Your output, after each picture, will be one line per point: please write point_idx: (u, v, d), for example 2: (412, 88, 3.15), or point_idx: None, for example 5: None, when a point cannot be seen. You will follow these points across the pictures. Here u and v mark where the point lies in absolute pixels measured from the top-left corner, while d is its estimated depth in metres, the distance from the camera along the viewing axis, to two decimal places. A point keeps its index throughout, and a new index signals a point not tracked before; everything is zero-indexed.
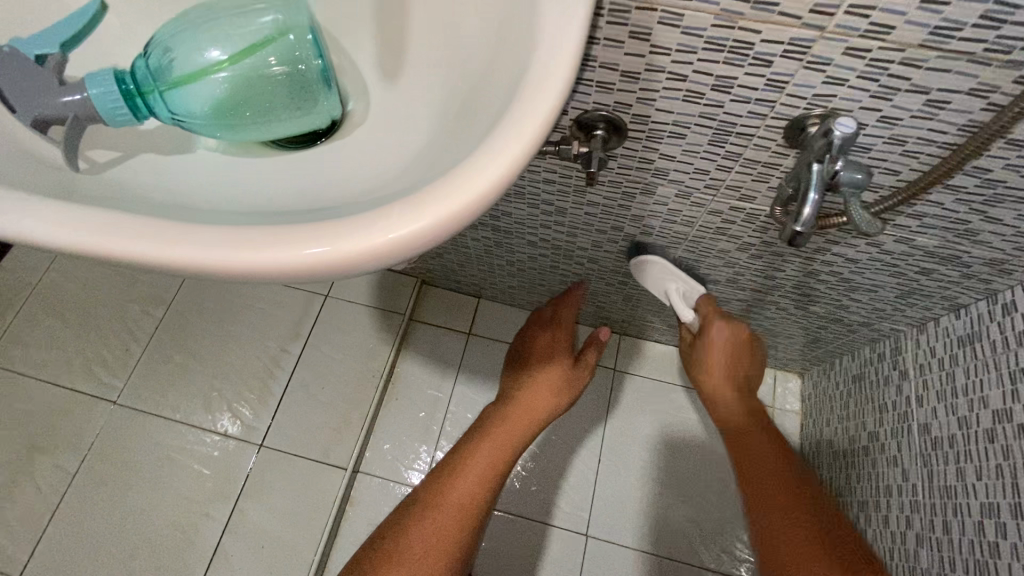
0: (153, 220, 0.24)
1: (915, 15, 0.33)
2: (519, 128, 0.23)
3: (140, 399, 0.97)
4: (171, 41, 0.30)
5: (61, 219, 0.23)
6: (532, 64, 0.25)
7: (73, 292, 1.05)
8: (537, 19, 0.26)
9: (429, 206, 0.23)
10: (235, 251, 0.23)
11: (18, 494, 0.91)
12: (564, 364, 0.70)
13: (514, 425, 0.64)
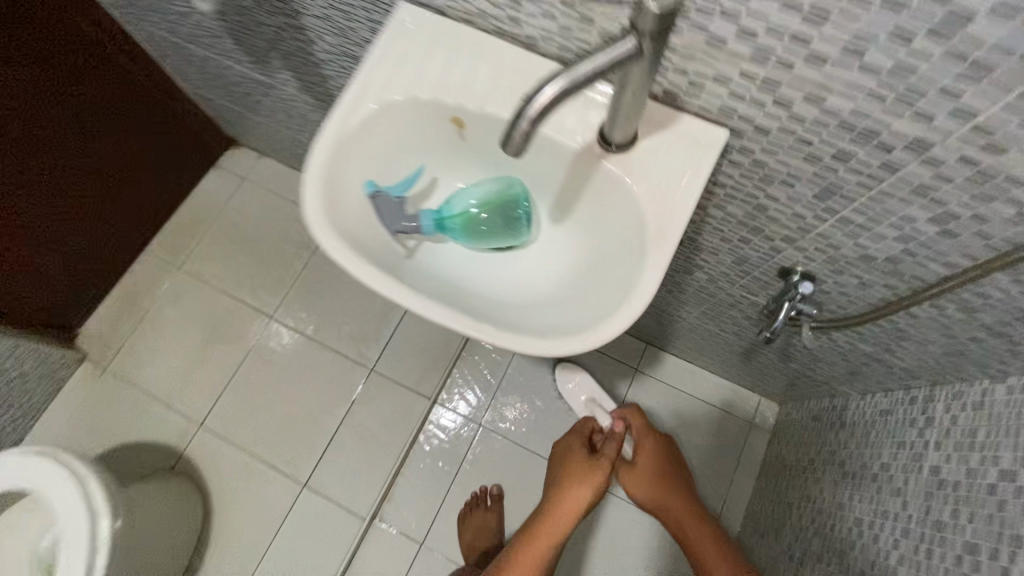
0: (459, 313, 0.52)
1: (851, 247, 0.59)
2: (632, 306, 0.50)
3: (290, 317, 1.35)
4: (457, 199, 0.60)
5: (418, 303, 0.52)
6: (643, 271, 0.51)
7: (247, 228, 1.43)
8: (648, 242, 0.51)
9: (586, 340, 0.50)
10: (496, 339, 0.51)
11: (202, 365, 1.31)
12: (579, 463, 1.12)
13: (557, 523, 1.04)
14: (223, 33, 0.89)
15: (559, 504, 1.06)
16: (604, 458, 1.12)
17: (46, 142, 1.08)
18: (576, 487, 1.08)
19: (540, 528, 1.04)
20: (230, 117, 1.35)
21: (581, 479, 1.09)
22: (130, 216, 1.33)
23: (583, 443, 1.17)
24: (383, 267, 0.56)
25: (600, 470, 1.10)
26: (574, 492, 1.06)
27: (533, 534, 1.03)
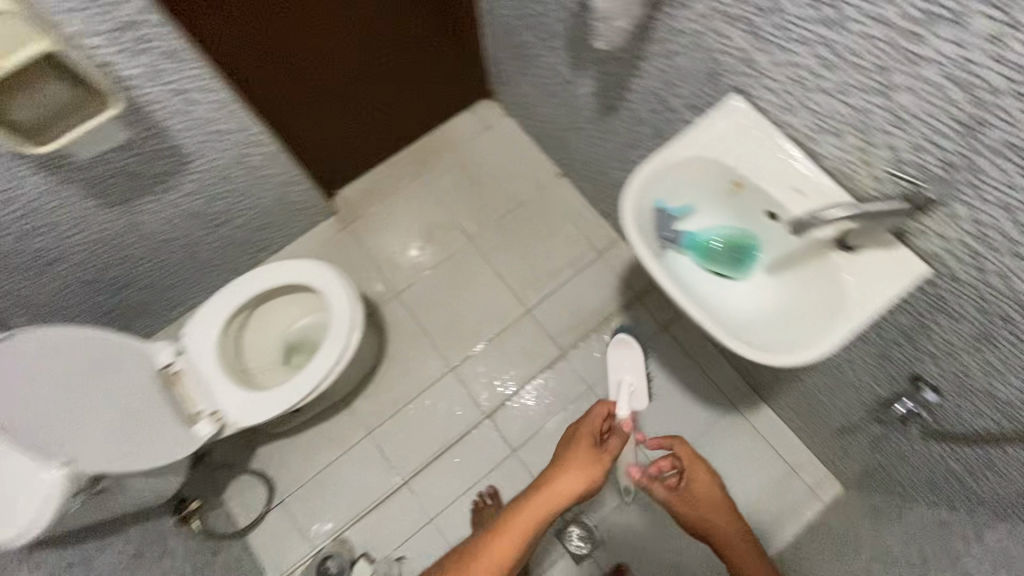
0: (692, 302, 0.78)
1: (980, 383, 0.79)
2: (814, 350, 0.72)
3: (483, 245, 1.70)
4: (708, 231, 0.87)
5: (668, 284, 0.78)
6: (831, 332, 0.73)
7: (476, 164, 1.78)
8: (842, 316, 0.73)
9: (774, 356, 0.73)
10: (713, 327, 0.75)
11: (410, 253, 1.70)
12: (583, 451, 1.09)
13: (543, 505, 1.04)
14: (562, 38, 1.19)
15: (557, 484, 1.06)
16: (608, 455, 1.09)
17: (392, 55, 1.48)
18: (572, 476, 1.06)
19: (541, 499, 1.05)
20: (503, 78, 1.68)
21: (583, 467, 1.07)
22: (400, 126, 1.71)
23: (591, 432, 1.13)
24: (653, 252, 0.82)
25: (603, 461, 1.07)
26: (579, 475, 1.06)
27: (525, 507, 1.05)
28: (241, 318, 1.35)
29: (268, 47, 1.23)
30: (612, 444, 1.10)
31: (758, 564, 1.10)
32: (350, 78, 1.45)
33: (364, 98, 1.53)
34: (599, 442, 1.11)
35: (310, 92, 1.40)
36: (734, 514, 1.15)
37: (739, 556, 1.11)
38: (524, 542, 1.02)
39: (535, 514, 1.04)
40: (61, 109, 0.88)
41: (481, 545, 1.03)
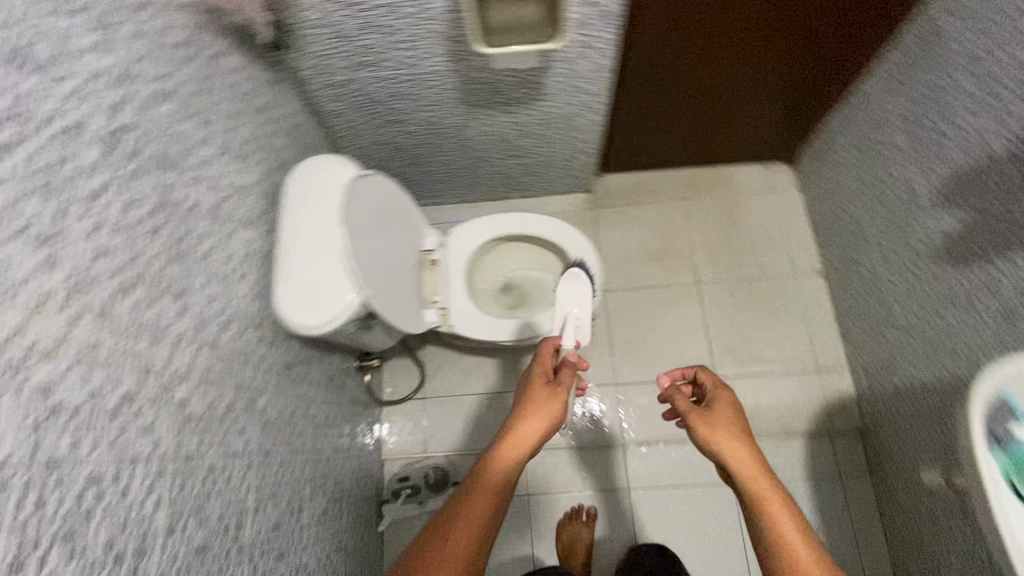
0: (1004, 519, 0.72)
1: None
2: None
3: (708, 293, 1.66)
4: None
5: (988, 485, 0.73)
6: None
7: (740, 218, 1.73)
8: None
9: None
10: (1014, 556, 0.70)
11: (637, 263, 1.71)
12: (536, 387, 1.03)
13: (512, 454, 0.96)
14: (955, 168, 1.09)
15: (520, 431, 0.97)
16: (561, 389, 1.03)
17: (748, 88, 1.47)
18: (535, 419, 0.98)
19: (501, 456, 0.95)
20: (824, 157, 1.60)
21: (536, 408, 1.00)
22: (698, 147, 1.71)
23: (544, 369, 1.07)
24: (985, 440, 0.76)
25: (557, 397, 1.01)
26: (536, 421, 0.98)
27: (487, 463, 0.95)
28: (492, 243, 1.50)
29: (663, 40, 1.28)
30: (562, 380, 1.04)
31: (777, 501, 0.88)
32: (699, 89, 1.46)
33: (694, 110, 1.54)
34: (549, 383, 1.03)
35: (657, 87, 1.44)
36: (752, 443, 0.94)
37: (757, 490, 0.89)
38: (499, 499, 0.92)
39: (498, 469, 0.94)
40: (523, 21, 0.97)
41: (446, 517, 0.89)
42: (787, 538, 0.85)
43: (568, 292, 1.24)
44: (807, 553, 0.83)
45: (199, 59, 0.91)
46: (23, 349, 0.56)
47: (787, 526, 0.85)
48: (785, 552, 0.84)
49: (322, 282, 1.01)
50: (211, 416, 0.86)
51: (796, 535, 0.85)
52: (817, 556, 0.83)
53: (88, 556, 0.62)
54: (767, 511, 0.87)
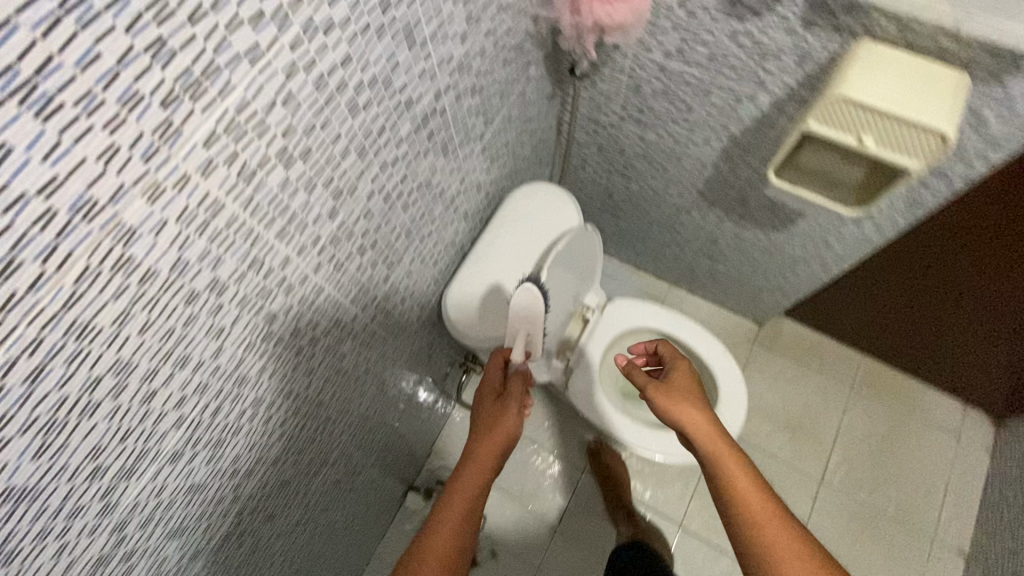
0: None
1: None
2: None
3: (828, 500, 1.48)
4: None
5: None
6: None
7: (905, 444, 1.52)
8: None
9: None
10: None
11: (769, 423, 1.56)
12: (493, 401, 0.97)
13: (477, 474, 0.86)
14: None
15: (479, 452, 0.89)
16: (514, 402, 0.96)
17: (1011, 328, 1.26)
18: (497, 434, 0.91)
19: (464, 472, 0.87)
20: None
21: (493, 421, 0.94)
22: (905, 348, 1.51)
23: (497, 370, 1.00)
24: None
25: (512, 407, 0.95)
26: (492, 434, 0.91)
27: (454, 482, 0.85)
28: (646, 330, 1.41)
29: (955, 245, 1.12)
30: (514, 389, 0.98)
31: (734, 463, 0.83)
32: (953, 300, 1.28)
33: (932, 315, 1.35)
34: (501, 391, 0.98)
35: (903, 283, 1.29)
36: (705, 410, 0.91)
37: (717, 457, 0.85)
38: (469, 518, 0.82)
39: (466, 487, 0.85)
40: (846, 180, 0.87)
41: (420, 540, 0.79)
42: (754, 507, 0.78)
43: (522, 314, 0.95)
44: (771, 515, 0.77)
45: (516, 63, 0.91)
46: (276, 280, 0.60)
47: (751, 492, 0.79)
48: (760, 531, 0.76)
49: (495, 303, 1.05)
50: (350, 374, 0.89)
51: (760, 499, 0.78)
52: (787, 525, 0.76)
53: (220, 464, 0.66)
54: (728, 477, 0.82)
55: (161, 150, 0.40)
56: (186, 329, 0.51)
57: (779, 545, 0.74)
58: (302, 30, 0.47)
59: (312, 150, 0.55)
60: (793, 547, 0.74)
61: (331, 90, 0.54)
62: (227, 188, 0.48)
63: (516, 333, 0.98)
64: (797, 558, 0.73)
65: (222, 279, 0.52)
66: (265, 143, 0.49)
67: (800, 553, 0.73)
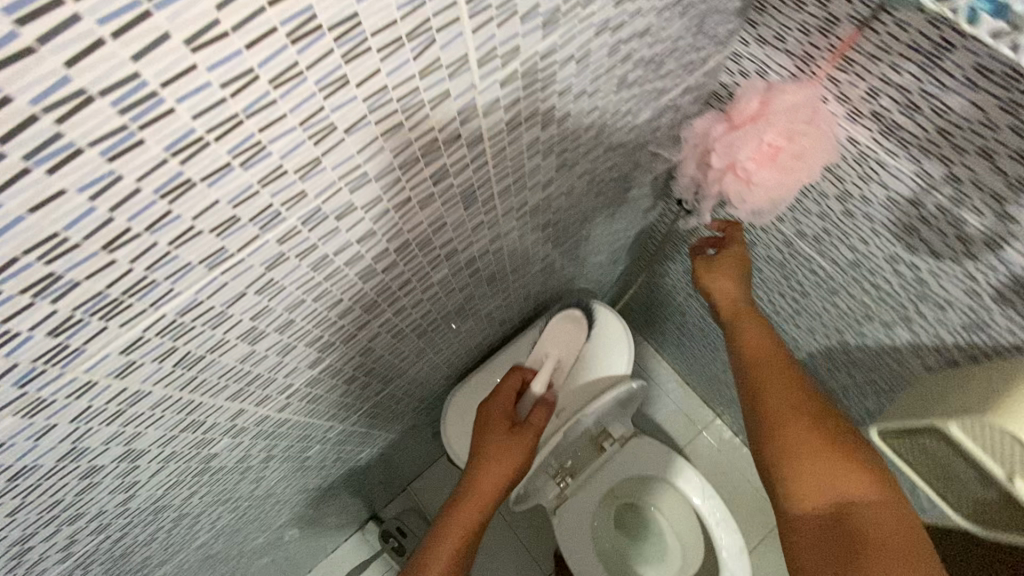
0: None
1: None
2: None
3: None
4: None
5: None
6: None
7: None
8: None
9: None
10: None
11: None
12: (499, 427, 0.78)
13: (467, 521, 0.70)
14: None
15: (473, 495, 0.72)
16: (529, 431, 0.76)
17: None
18: (497, 473, 0.74)
19: (451, 514, 0.71)
20: None
21: (497, 454, 0.76)
22: None
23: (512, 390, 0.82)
24: None
25: (522, 445, 0.75)
26: (493, 474, 0.74)
27: (441, 530, 0.70)
28: (671, 491, 1.23)
29: None
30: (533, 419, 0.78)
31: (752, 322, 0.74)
32: None
33: None
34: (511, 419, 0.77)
35: None
36: (742, 272, 0.78)
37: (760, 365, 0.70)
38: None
39: (452, 532, 0.70)
40: (968, 489, 0.65)
41: None
42: (762, 358, 0.71)
43: (552, 337, 0.93)
44: (782, 371, 0.69)
45: (612, 189, 0.76)
46: (224, 428, 0.50)
47: (762, 347, 0.72)
48: (763, 386, 0.68)
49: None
50: (314, 464, 0.80)
51: (771, 359, 0.70)
52: (794, 382, 0.68)
53: (124, 566, 0.59)
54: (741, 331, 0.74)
55: (48, 372, 0.30)
56: (82, 494, 0.42)
57: (779, 396, 0.67)
58: (300, 222, 0.35)
59: (295, 320, 0.44)
60: (792, 402, 0.66)
61: (335, 265, 0.42)
62: (156, 379, 0.37)
63: (545, 357, 0.91)
64: (792, 408, 0.65)
65: (140, 448, 0.43)
66: (221, 332, 0.38)
67: (795, 408, 0.65)
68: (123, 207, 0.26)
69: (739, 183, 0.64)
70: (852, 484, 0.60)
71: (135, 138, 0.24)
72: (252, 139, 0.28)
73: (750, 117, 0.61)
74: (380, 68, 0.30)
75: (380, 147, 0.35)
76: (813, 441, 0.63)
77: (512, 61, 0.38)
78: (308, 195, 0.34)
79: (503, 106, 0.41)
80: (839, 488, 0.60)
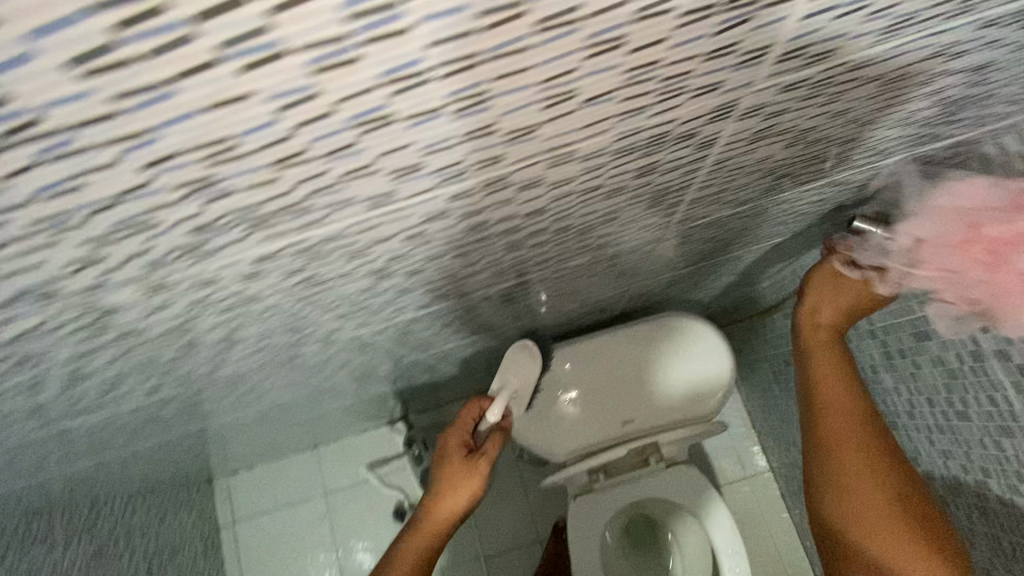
0: None
1: None
2: None
3: None
4: None
5: None
6: None
7: None
8: None
9: None
10: None
11: None
12: (456, 451, 0.70)
13: (423, 538, 0.68)
14: None
15: (428, 518, 0.69)
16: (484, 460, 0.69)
17: None
18: (454, 497, 0.69)
19: (410, 529, 0.70)
20: None
21: (453, 478, 0.69)
22: None
23: (470, 418, 0.71)
24: None
25: (474, 476, 0.69)
26: (450, 498, 0.69)
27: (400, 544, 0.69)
28: (698, 527, 1.17)
29: None
30: (489, 447, 0.71)
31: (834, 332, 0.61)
32: None
33: None
34: (465, 447, 0.70)
35: None
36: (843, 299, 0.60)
37: (830, 413, 0.58)
38: None
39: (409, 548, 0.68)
40: None
41: None
42: (839, 419, 0.58)
43: (508, 361, 0.72)
44: (849, 408, 0.58)
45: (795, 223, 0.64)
46: (317, 338, 0.48)
47: (837, 391, 0.59)
48: (830, 444, 0.58)
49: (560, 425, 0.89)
50: (377, 375, 0.80)
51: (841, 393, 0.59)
52: (862, 438, 0.57)
53: (191, 410, 0.62)
54: (817, 377, 0.60)
55: (178, 262, 0.27)
56: (175, 359, 0.42)
57: (845, 455, 0.57)
58: (479, 184, 0.29)
59: (425, 270, 0.39)
60: (859, 461, 0.56)
61: (489, 231, 0.36)
62: (273, 290, 0.34)
63: (504, 386, 0.70)
64: (858, 471, 0.56)
65: (237, 338, 0.41)
66: (352, 264, 0.34)
67: (866, 467, 0.56)
68: (306, 128, 0.20)
69: (944, 278, 0.54)
70: (918, 555, 0.52)
71: (351, 55, 0.18)
72: (478, 87, 0.21)
73: (1001, 242, 0.47)
74: (666, 38, 0.22)
75: (606, 129, 0.27)
76: (876, 501, 0.54)
77: (815, 65, 0.28)
78: (503, 160, 0.27)
79: (763, 113, 0.32)
80: (912, 567, 0.52)
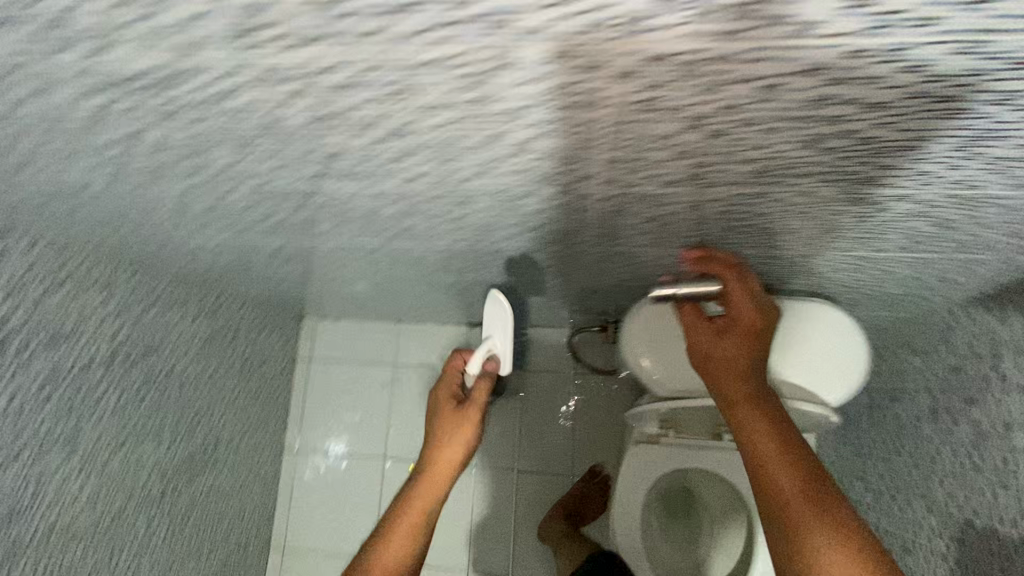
0: None
1: None
2: None
3: None
4: None
5: None
6: None
7: None
8: None
9: None
10: None
11: None
12: (446, 405, 0.83)
13: (427, 492, 0.76)
14: None
15: (427, 467, 0.78)
16: (472, 408, 0.82)
17: None
18: (452, 446, 0.79)
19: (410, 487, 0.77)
20: None
21: (445, 426, 0.81)
22: None
23: (455, 376, 0.88)
24: None
25: (466, 422, 0.80)
26: (446, 446, 0.79)
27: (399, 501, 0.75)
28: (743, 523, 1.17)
29: None
30: (476, 397, 0.83)
31: (733, 367, 0.69)
32: None
33: None
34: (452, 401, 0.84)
35: None
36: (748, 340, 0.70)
37: (756, 448, 0.64)
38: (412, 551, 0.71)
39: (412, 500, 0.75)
40: None
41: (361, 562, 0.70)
42: (766, 449, 0.63)
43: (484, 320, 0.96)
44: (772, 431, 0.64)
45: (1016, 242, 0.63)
46: (563, 177, 0.52)
47: (757, 422, 0.65)
48: (772, 475, 0.61)
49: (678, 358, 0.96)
50: (530, 255, 0.85)
51: (759, 418, 0.66)
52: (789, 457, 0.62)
53: (394, 218, 0.69)
54: (739, 417, 0.67)
55: (613, 29, 0.31)
56: (465, 147, 0.47)
57: (781, 476, 0.61)
58: (884, 49, 0.31)
59: (725, 136, 0.42)
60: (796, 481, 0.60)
61: (817, 113, 0.38)
62: (617, 99, 0.38)
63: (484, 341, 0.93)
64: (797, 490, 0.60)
65: (528, 144, 0.46)
66: (697, 97, 0.37)
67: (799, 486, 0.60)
68: None
69: None
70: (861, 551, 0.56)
71: None
72: None
73: None
74: None
75: None
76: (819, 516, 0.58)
77: None
78: (936, 27, 0.29)
79: None
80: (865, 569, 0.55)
